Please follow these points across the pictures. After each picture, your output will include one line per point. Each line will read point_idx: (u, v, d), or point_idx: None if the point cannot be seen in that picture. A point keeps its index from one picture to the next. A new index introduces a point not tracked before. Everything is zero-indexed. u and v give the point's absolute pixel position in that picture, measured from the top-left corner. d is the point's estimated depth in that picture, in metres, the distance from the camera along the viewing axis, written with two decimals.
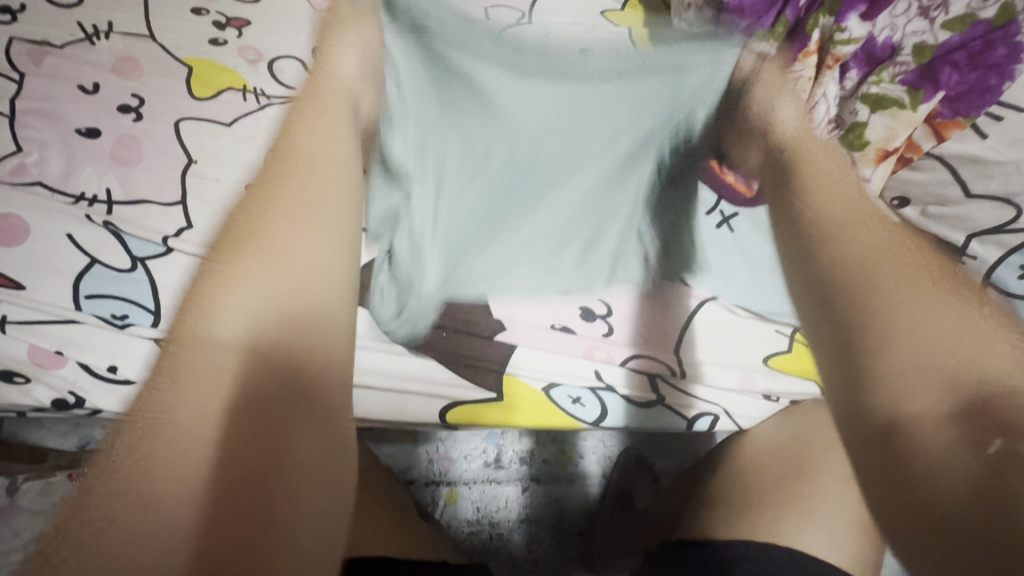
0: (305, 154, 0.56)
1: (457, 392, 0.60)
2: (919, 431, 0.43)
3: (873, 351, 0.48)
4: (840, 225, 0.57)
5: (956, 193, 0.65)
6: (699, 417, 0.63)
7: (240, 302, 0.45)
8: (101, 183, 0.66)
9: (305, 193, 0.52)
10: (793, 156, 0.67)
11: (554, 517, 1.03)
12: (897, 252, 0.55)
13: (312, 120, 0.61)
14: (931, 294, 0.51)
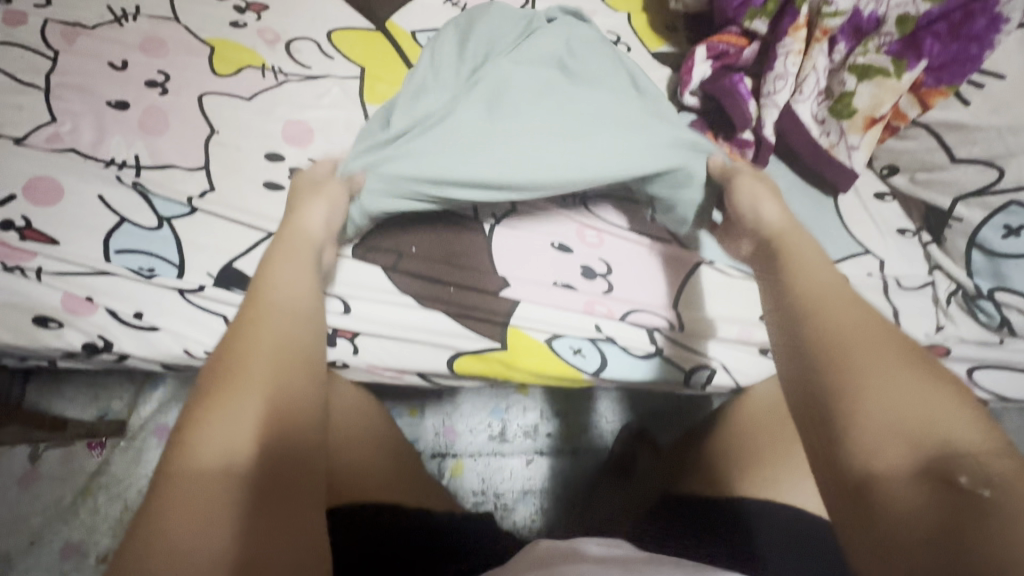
0: (286, 288, 0.51)
1: (463, 343, 0.63)
2: (884, 489, 0.35)
3: (843, 404, 0.39)
4: (830, 284, 0.49)
5: (942, 159, 0.71)
6: (696, 368, 0.65)
7: (266, 370, 0.44)
8: (130, 150, 0.70)
9: (280, 304, 0.49)
10: (780, 236, 0.56)
11: (558, 488, 1.06)
12: (856, 308, 0.46)
13: (290, 234, 0.57)
14: (892, 372, 0.40)
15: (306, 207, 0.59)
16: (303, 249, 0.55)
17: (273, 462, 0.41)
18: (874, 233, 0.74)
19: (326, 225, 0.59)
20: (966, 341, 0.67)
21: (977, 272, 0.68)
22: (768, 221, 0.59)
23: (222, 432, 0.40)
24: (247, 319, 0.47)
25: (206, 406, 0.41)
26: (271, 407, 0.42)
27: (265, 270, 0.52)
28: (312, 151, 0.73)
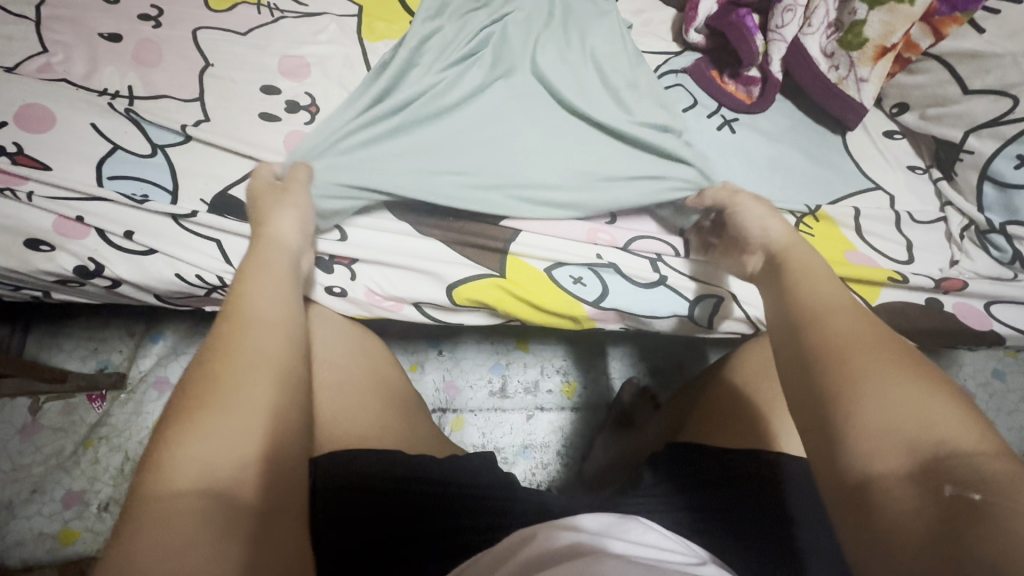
0: (265, 295, 0.44)
1: (462, 273, 0.62)
2: (879, 494, 0.33)
3: (840, 411, 0.36)
4: (825, 284, 0.44)
5: (954, 92, 0.69)
6: (701, 300, 0.65)
7: (247, 381, 0.38)
8: (124, 81, 0.68)
9: (259, 314, 0.43)
10: (789, 255, 0.49)
11: (560, 443, 1.05)
12: (851, 307, 0.42)
13: (266, 238, 0.50)
14: (901, 378, 0.37)
15: (275, 214, 0.52)
16: (286, 263, 0.49)
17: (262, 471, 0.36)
18: (884, 166, 0.74)
19: (292, 233, 0.52)
20: (981, 276, 0.68)
21: (988, 207, 0.67)
22: (773, 240, 0.52)
23: (219, 429, 0.36)
24: (228, 331, 0.41)
25: (185, 425, 0.36)
26: (259, 421, 0.37)
27: (240, 282, 0.45)
28: (309, 85, 0.72)
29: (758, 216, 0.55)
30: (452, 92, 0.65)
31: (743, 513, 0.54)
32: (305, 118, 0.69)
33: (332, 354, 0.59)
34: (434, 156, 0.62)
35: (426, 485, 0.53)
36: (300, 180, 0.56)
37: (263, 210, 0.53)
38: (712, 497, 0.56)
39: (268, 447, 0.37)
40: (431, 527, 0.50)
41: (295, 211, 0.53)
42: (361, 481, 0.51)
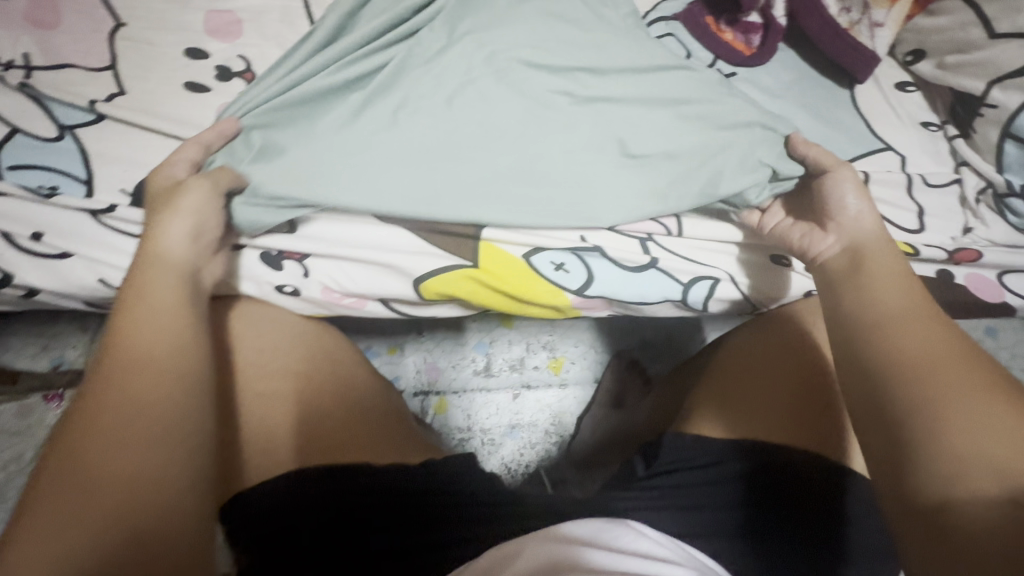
0: (142, 330, 0.38)
1: (429, 264, 0.55)
2: (957, 515, 0.36)
3: (925, 434, 0.39)
4: (904, 298, 0.46)
5: (978, 36, 0.62)
6: (695, 282, 0.60)
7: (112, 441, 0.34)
8: (18, 47, 0.58)
9: (139, 357, 0.37)
10: (864, 248, 0.50)
11: (548, 422, 1.02)
12: (937, 325, 0.44)
13: (152, 249, 0.42)
14: (981, 399, 0.39)
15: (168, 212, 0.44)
16: (172, 278, 0.42)
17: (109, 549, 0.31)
18: (896, 124, 0.67)
19: (181, 241, 0.43)
20: (996, 244, 0.63)
21: (1008, 167, 0.61)
22: (858, 231, 0.51)
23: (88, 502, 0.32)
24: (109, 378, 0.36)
25: (34, 491, 0.32)
26: (121, 491, 0.32)
27: (120, 315, 0.39)
28: (242, 46, 0.62)
29: (844, 192, 0.53)
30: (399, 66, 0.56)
31: (745, 516, 0.51)
32: (240, 87, 0.59)
33: (277, 362, 0.53)
34: (386, 145, 0.53)
35: (388, 498, 0.48)
36: (214, 183, 0.46)
37: (155, 211, 0.45)
38: (710, 500, 0.52)
39: (134, 511, 0.32)
40: (395, 545, 0.46)
41: (182, 209, 0.44)
42: (310, 498, 0.46)
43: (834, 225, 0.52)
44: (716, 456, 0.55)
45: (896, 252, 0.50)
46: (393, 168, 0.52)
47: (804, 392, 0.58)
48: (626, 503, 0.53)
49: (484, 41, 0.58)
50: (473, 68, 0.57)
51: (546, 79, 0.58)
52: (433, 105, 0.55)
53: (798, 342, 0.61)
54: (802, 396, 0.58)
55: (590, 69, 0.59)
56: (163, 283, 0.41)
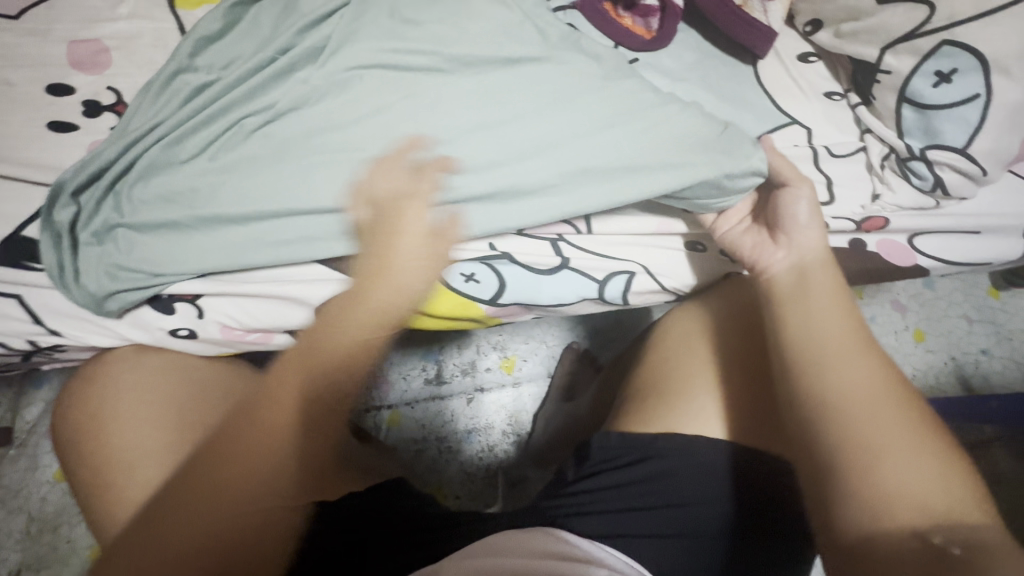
0: (276, 406, 0.46)
1: (332, 291, 0.55)
2: (879, 547, 0.37)
3: (856, 468, 0.40)
4: (845, 324, 0.47)
5: (868, 3, 0.61)
6: (611, 278, 0.60)
7: (234, 483, 0.44)
8: None
9: (276, 432, 0.45)
10: (809, 267, 0.51)
11: (504, 422, 1.01)
12: (873, 353, 0.45)
13: (375, 290, 0.50)
14: (912, 437, 0.40)
15: (394, 259, 0.51)
16: (372, 325, 0.50)
17: (220, 545, 0.43)
18: (798, 95, 0.67)
19: (411, 290, 0.52)
20: (903, 208, 0.63)
21: (907, 132, 0.61)
22: (806, 249, 0.52)
23: (212, 525, 0.43)
24: (232, 433, 0.45)
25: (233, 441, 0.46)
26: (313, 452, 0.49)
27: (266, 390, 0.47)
28: (111, 76, 0.58)
29: (799, 207, 0.53)
30: (249, 124, 0.55)
31: (674, 511, 0.51)
32: (111, 122, 0.56)
33: (171, 414, 0.50)
34: (239, 203, 0.52)
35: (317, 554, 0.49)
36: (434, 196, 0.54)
37: (382, 257, 0.51)
38: (641, 498, 0.52)
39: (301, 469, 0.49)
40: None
41: (417, 262, 0.52)
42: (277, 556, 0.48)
43: (787, 238, 0.53)
44: (643, 451, 0.54)
45: (835, 273, 0.51)
46: (245, 231, 0.52)
47: (729, 378, 0.56)
48: (562, 510, 0.54)
49: (341, 90, 0.58)
50: (341, 113, 0.57)
51: (416, 117, 0.57)
52: (287, 158, 0.54)
53: (720, 326, 0.60)
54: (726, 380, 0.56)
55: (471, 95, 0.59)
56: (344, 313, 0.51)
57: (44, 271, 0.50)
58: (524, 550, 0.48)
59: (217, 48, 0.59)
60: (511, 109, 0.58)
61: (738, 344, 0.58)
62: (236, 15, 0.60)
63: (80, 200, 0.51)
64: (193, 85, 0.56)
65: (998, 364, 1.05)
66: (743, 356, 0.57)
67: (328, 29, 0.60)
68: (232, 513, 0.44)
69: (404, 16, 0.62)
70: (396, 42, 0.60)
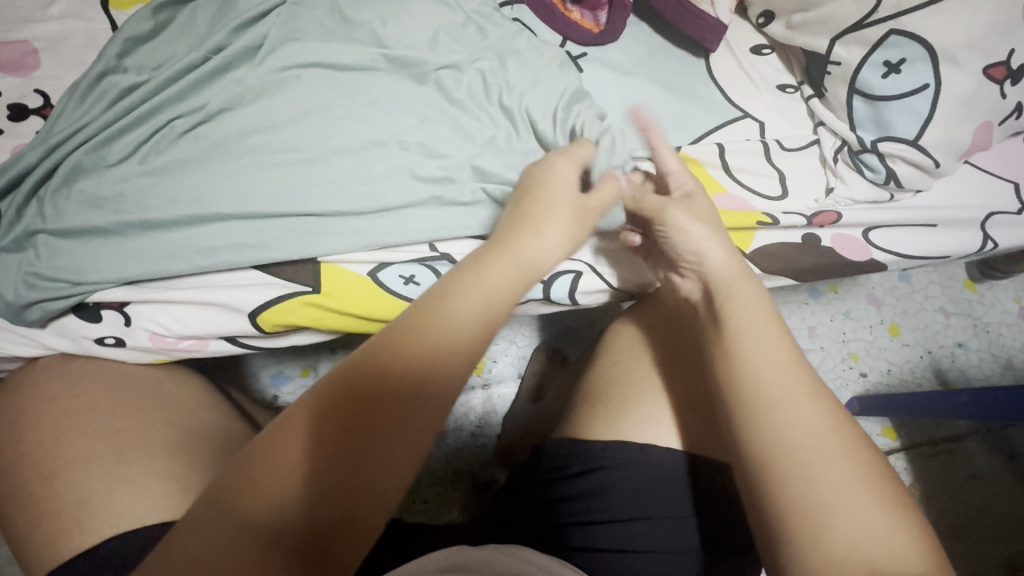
0: (425, 355, 0.38)
1: (264, 296, 0.52)
2: None
3: (806, 532, 0.38)
4: (785, 365, 0.43)
5: None
6: (557, 277, 0.58)
7: (273, 463, 0.34)
8: None
9: (425, 394, 0.38)
10: (724, 287, 0.48)
11: (473, 424, 0.98)
12: (815, 392, 0.42)
13: (488, 257, 0.44)
14: (856, 488, 0.39)
15: (542, 213, 0.47)
16: (513, 280, 0.44)
17: (316, 525, 0.33)
18: (751, 89, 0.66)
19: (553, 251, 0.47)
20: (858, 202, 0.62)
21: (859, 124, 0.60)
22: (715, 268, 0.48)
23: (247, 516, 0.32)
24: (360, 394, 0.36)
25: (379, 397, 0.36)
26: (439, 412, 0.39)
27: (400, 333, 0.39)
28: (39, 79, 0.56)
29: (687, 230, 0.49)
30: (180, 126, 0.54)
31: (630, 526, 0.50)
32: (38, 126, 0.54)
33: (101, 422, 0.48)
34: (166, 207, 0.50)
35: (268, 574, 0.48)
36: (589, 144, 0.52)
37: (528, 213, 0.47)
38: (597, 514, 0.51)
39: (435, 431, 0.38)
40: None
41: (568, 223, 0.48)
42: None
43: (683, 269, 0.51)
44: (593, 460, 0.53)
45: (765, 302, 0.47)
46: (171, 236, 0.50)
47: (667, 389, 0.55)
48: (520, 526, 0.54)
49: (275, 89, 0.56)
50: (276, 112, 0.55)
51: (353, 116, 0.56)
52: (216, 161, 0.53)
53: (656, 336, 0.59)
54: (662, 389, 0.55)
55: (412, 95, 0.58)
56: (525, 245, 0.46)
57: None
58: (488, 568, 0.44)
59: (150, 48, 0.57)
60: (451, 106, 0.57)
61: (676, 355, 0.56)
62: (170, 13, 0.59)
63: (2, 206, 0.50)
64: (121, 86, 0.54)
65: (974, 358, 1.04)
66: (680, 366, 0.56)
67: (263, 26, 0.58)
68: (383, 483, 0.35)
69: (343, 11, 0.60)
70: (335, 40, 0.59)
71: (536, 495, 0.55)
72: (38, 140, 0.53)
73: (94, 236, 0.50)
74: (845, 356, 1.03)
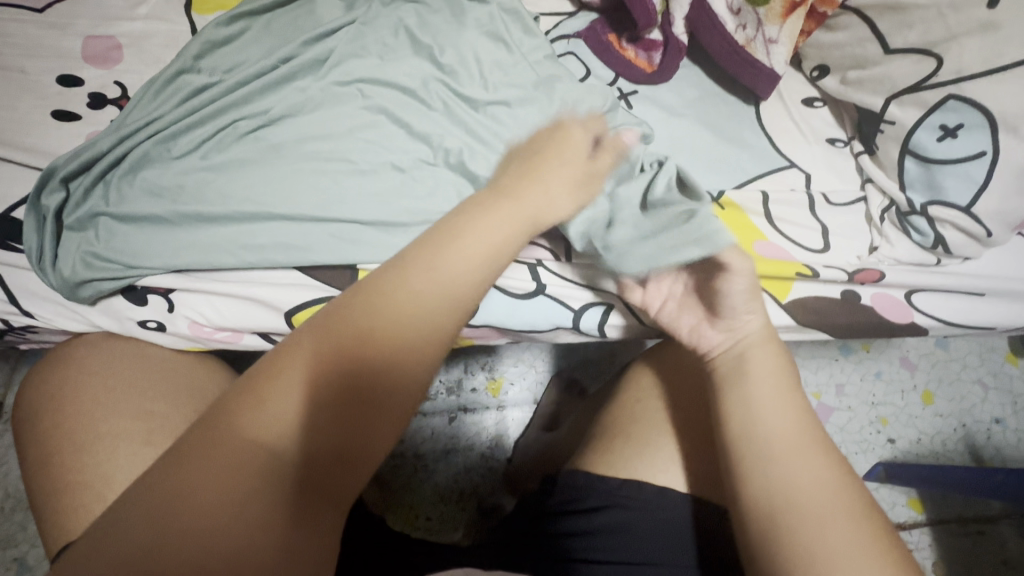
0: (433, 295, 0.37)
1: (301, 297, 0.54)
2: None
3: None
4: (767, 419, 0.43)
5: (874, 52, 0.60)
6: (587, 308, 0.58)
7: (256, 403, 0.32)
8: None
9: (433, 306, 0.37)
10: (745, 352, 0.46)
11: (484, 445, 0.97)
12: (819, 458, 0.41)
13: (488, 217, 0.42)
14: (861, 563, 0.36)
15: (545, 176, 0.48)
16: (512, 233, 0.43)
17: (324, 455, 0.32)
18: (800, 140, 0.66)
19: (561, 207, 0.48)
20: (902, 264, 0.60)
21: (910, 185, 0.59)
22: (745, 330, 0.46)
23: (238, 450, 0.30)
24: (364, 303, 0.36)
25: (378, 301, 0.36)
26: (443, 315, 0.37)
27: (400, 277, 0.37)
28: (120, 72, 0.60)
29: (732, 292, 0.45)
30: (244, 125, 0.56)
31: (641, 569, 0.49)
32: (112, 115, 0.58)
33: (134, 401, 0.49)
34: (222, 202, 0.53)
35: None
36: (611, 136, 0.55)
37: (534, 163, 0.49)
38: (607, 552, 0.50)
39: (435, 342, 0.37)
40: None
41: (570, 186, 0.49)
42: None
43: (720, 323, 0.47)
44: (608, 497, 0.52)
45: (782, 360, 0.46)
46: (223, 230, 0.52)
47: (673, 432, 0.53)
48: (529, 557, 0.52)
49: (336, 98, 0.58)
50: (334, 121, 0.57)
51: (409, 132, 0.58)
52: (274, 161, 0.55)
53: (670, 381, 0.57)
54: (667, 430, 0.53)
55: (466, 115, 0.60)
56: (530, 180, 0.47)
57: (25, 253, 0.51)
58: None
59: (226, 50, 0.61)
60: (500, 131, 0.59)
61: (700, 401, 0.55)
62: (247, 20, 0.63)
63: (72, 187, 0.53)
64: (193, 85, 0.58)
65: (1013, 437, 0.98)
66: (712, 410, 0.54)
67: (331, 40, 0.61)
68: (389, 390, 0.35)
69: (407, 33, 0.63)
70: (396, 57, 0.61)
71: (542, 529, 0.54)
72: (110, 126, 0.56)
73: (154, 222, 0.52)
74: (873, 420, 0.99)
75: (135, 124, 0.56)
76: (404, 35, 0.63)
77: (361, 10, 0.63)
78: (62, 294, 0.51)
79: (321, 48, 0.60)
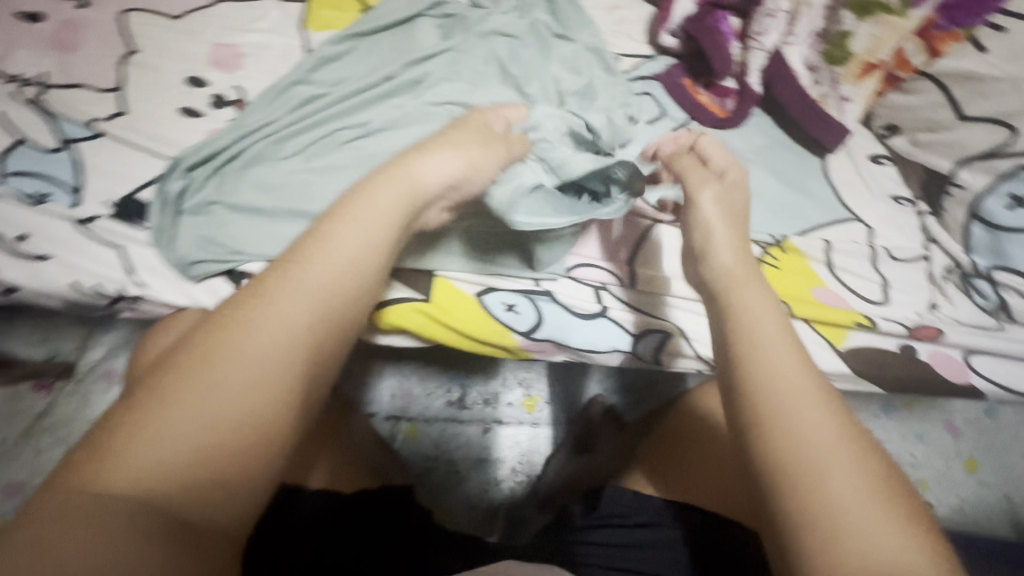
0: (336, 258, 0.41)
1: None
2: None
3: (817, 539, 0.32)
4: (792, 370, 0.39)
5: (947, 116, 0.65)
6: (645, 335, 0.59)
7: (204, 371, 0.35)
8: (39, 67, 0.63)
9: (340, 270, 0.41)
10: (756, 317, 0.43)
11: (514, 459, 1.00)
12: (829, 401, 0.38)
13: (359, 207, 0.44)
14: (863, 487, 0.34)
15: (437, 149, 0.51)
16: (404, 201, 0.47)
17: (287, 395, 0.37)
18: (865, 195, 0.67)
19: (437, 171, 0.49)
20: (963, 324, 0.60)
21: (974, 248, 0.62)
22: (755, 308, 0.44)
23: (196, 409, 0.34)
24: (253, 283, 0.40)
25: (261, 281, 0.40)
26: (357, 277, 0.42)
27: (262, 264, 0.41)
28: (239, 78, 0.67)
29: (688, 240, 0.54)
30: (345, 134, 0.62)
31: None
32: (229, 115, 0.64)
33: None
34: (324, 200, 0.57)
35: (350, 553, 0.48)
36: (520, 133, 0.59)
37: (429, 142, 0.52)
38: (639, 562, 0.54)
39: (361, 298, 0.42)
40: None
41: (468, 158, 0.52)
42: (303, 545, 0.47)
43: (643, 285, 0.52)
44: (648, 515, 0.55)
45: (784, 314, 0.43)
46: None
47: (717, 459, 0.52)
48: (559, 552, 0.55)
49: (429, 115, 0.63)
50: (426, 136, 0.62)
51: None
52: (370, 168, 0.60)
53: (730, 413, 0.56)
54: (703, 462, 0.54)
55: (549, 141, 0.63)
56: (446, 151, 0.51)
57: (150, 230, 0.56)
58: None
59: (334, 66, 0.67)
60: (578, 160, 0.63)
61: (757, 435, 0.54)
62: (356, 41, 0.69)
63: (195, 176, 0.59)
64: (305, 95, 0.64)
65: None
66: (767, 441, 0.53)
67: (428, 64, 0.67)
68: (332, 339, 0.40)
69: (497, 64, 0.68)
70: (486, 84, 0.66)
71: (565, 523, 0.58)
72: (231, 125, 0.62)
73: (259, 214, 0.57)
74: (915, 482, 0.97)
75: (253, 125, 0.62)
76: (496, 64, 0.68)
77: (458, 39, 0.69)
78: (175, 271, 0.56)
79: (420, 71, 0.66)
